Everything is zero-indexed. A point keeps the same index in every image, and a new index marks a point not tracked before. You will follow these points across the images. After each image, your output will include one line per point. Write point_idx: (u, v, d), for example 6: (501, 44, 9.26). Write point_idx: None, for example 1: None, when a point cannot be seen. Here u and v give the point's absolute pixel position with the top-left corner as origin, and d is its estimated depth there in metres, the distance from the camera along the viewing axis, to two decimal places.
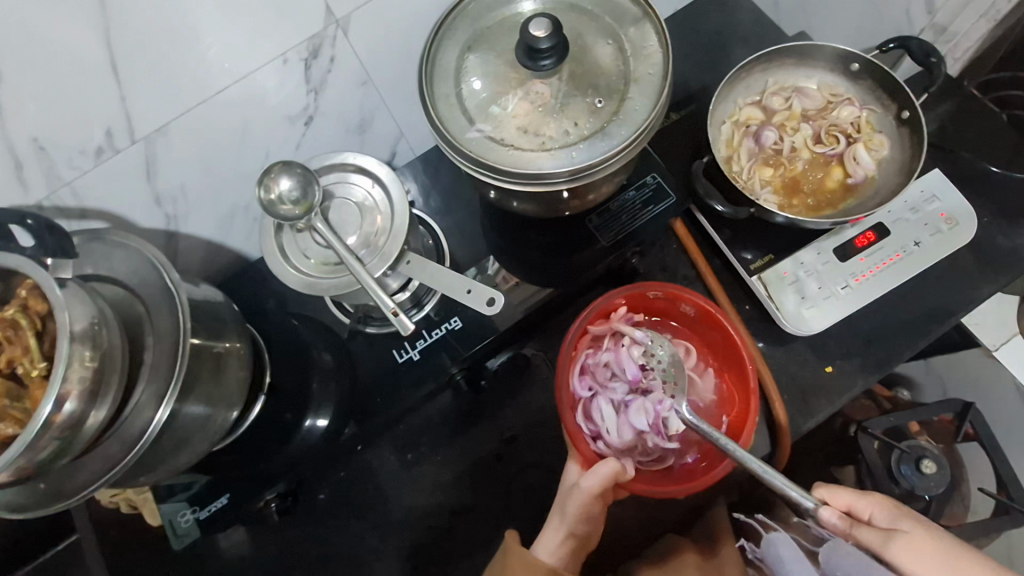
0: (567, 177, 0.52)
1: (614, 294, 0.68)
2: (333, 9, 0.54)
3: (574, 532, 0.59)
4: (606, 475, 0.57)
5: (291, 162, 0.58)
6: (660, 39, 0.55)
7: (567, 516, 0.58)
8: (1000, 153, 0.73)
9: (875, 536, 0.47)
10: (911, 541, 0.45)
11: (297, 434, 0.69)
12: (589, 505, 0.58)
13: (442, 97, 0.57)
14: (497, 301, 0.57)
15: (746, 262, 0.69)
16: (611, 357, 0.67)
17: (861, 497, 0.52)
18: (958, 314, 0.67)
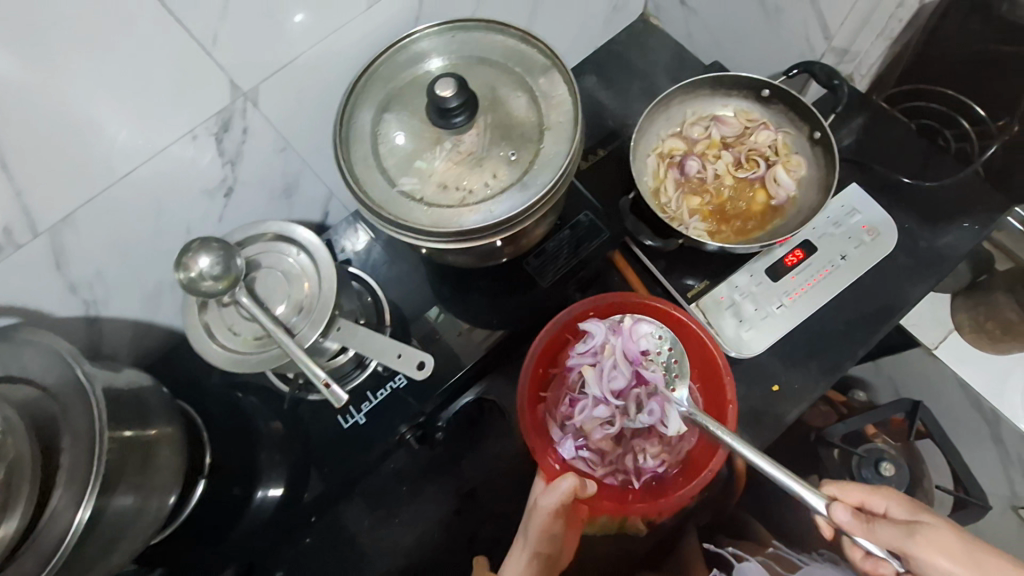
0: (489, 232, 0.53)
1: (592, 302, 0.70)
2: (238, 82, 0.53)
3: (540, 551, 0.58)
4: (565, 491, 0.58)
5: (209, 238, 0.57)
6: (569, 87, 0.56)
7: (529, 537, 0.58)
8: (909, 166, 0.77)
9: (895, 533, 0.49)
10: (934, 534, 0.48)
11: (250, 508, 0.67)
12: (551, 524, 0.58)
13: (359, 160, 0.56)
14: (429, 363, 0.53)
15: (686, 289, 0.70)
16: (611, 343, 0.67)
17: (874, 493, 0.54)
18: (894, 318, 0.68)
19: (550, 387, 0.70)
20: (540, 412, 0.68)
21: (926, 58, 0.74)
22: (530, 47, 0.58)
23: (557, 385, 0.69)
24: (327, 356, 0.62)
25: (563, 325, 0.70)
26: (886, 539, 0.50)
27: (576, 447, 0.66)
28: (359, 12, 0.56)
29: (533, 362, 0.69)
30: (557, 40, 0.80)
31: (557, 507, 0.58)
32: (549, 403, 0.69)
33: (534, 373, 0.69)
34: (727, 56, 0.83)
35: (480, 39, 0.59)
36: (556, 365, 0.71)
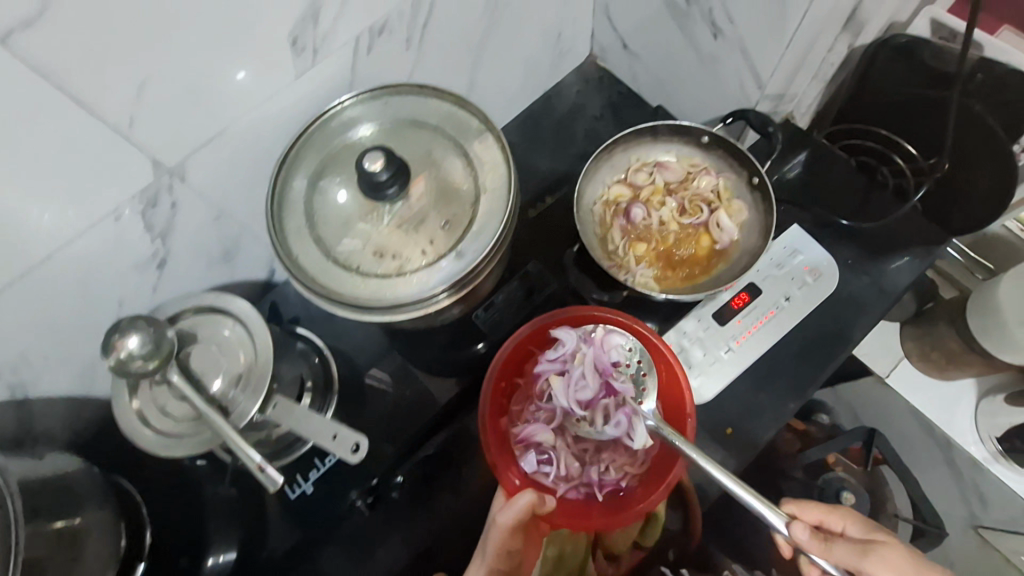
0: (424, 302, 0.52)
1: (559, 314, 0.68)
2: (161, 158, 0.51)
3: (496, 569, 0.58)
4: (523, 507, 0.57)
5: (138, 318, 0.55)
6: (502, 151, 0.56)
7: (485, 555, 0.57)
8: (838, 208, 0.78)
9: (850, 553, 0.49)
10: (889, 557, 0.48)
11: None
12: (508, 541, 0.57)
13: (293, 230, 0.56)
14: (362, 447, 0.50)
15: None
16: (581, 351, 0.63)
17: (831, 512, 0.56)
18: (837, 358, 0.70)
19: (514, 398, 0.67)
20: (504, 424, 0.66)
21: (859, 99, 0.75)
22: (463, 111, 0.59)
23: (521, 397, 0.66)
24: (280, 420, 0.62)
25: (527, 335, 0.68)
26: (840, 556, 0.49)
27: (539, 460, 0.63)
28: (289, 81, 0.55)
29: (496, 374, 0.67)
30: (501, 90, 0.81)
31: (514, 523, 0.57)
32: (512, 414, 0.66)
33: (497, 385, 0.67)
34: (670, 99, 0.84)
35: (414, 103, 0.59)
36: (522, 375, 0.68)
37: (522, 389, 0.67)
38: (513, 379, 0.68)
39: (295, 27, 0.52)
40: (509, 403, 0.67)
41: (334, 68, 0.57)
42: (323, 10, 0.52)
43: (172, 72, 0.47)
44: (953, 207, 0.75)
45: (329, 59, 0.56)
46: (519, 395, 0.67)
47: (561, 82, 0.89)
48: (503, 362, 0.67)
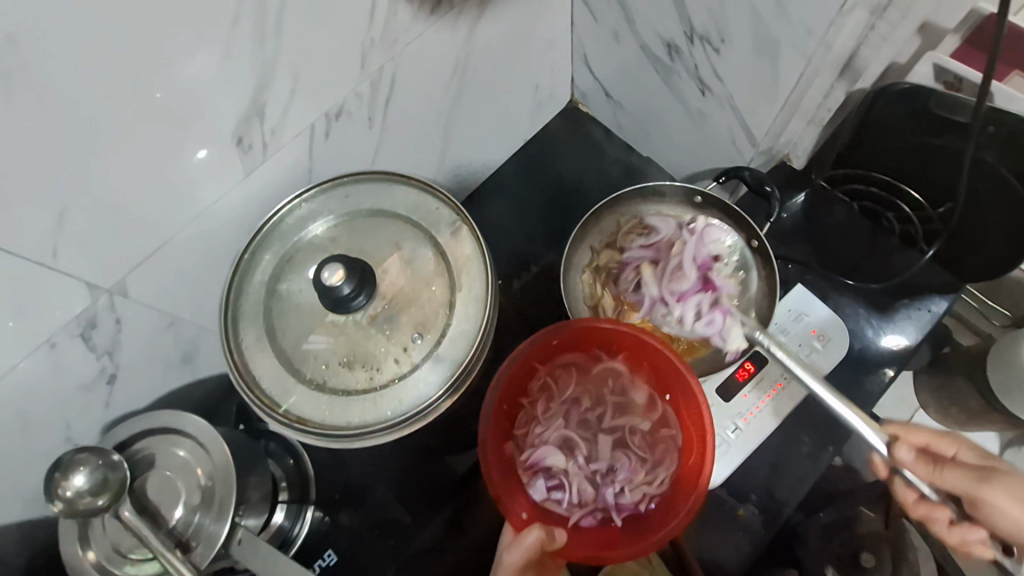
0: (400, 423, 0.47)
1: (563, 327, 0.59)
2: (97, 282, 0.47)
3: None
4: (531, 547, 0.51)
5: (83, 451, 0.50)
6: (476, 244, 0.52)
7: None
8: (837, 263, 0.73)
9: (964, 478, 0.46)
10: (1014, 485, 0.45)
11: None
12: None
13: (251, 345, 0.50)
14: None
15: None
16: (689, 238, 0.66)
17: (941, 436, 0.50)
18: (849, 430, 0.65)
19: (518, 420, 0.60)
20: (509, 449, 0.58)
21: (858, 144, 0.70)
22: (433, 199, 0.53)
23: (526, 420, 0.60)
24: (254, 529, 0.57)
25: (529, 352, 0.59)
26: (953, 482, 0.47)
27: (548, 487, 0.57)
28: (237, 182, 0.50)
29: (497, 398, 0.58)
30: (479, 147, 0.76)
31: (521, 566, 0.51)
32: (517, 439, 0.59)
33: (499, 412, 0.59)
34: (657, 148, 0.79)
35: (379, 192, 0.54)
36: (526, 394, 0.61)
37: (526, 412, 0.60)
38: (516, 399, 0.60)
39: (237, 128, 0.47)
40: (513, 426, 0.60)
41: (289, 160, 0.53)
42: (269, 105, 0.47)
43: (100, 195, 0.43)
44: (965, 255, 0.70)
45: (281, 152, 0.52)
46: (523, 418, 0.60)
47: (542, 131, 0.85)
48: (505, 382, 0.59)
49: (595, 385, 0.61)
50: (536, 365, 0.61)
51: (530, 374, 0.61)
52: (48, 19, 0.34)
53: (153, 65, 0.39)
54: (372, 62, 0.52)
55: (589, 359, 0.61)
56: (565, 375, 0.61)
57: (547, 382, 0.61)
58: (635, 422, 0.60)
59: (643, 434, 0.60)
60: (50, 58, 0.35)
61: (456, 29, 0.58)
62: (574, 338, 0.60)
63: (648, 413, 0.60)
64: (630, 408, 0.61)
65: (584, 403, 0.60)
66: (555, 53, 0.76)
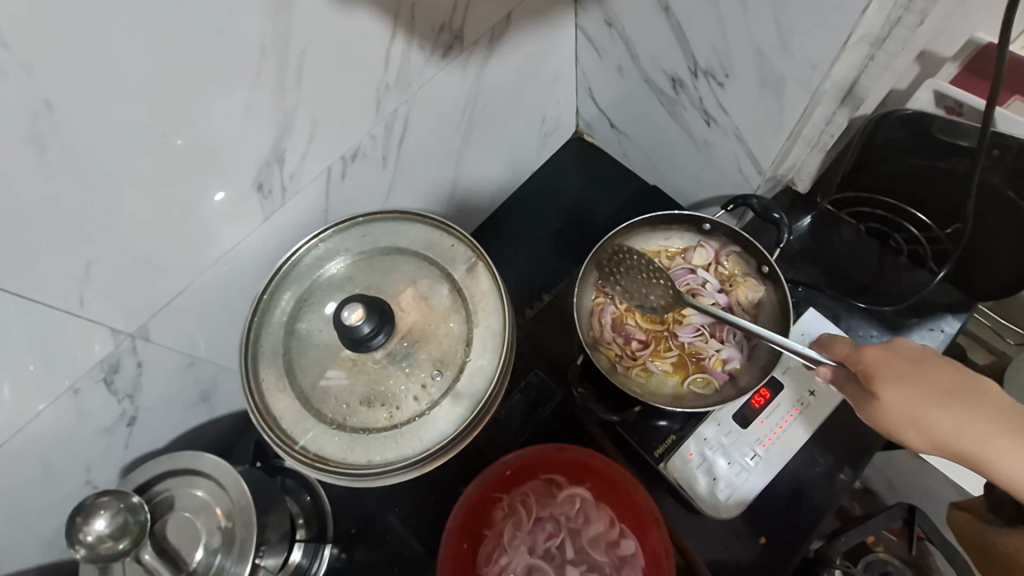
0: (420, 462, 0.47)
1: (517, 456, 0.59)
2: (121, 327, 0.48)
3: None
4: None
5: (104, 495, 0.49)
6: (493, 281, 0.52)
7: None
8: (847, 286, 0.73)
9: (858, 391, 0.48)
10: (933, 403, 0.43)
11: None
12: None
13: (269, 385, 0.50)
14: None
15: (660, 435, 0.63)
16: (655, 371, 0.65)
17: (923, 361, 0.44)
18: (870, 454, 0.65)
19: (481, 555, 0.56)
20: None
21: (861, 168, 0.72)
22: (448, 237, 0.54)
23: (488, 554, 0.55)
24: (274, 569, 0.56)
25: (485, 484, 0.58)
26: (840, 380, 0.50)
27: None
28: (257, 225, 0.52)
29: (456, 535, 0.56)
30: (488, 179, 0.77)
31: None
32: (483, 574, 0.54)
33: (458, 551, 0.55)
34: (663, 176, 0.81)
35: (392, 233, 0.55)
36: (489, 524, 0.57)
37: (488, 544, 0.56)
38: (479, 532, 0.57)
39: (259, 173, 0.48)
40: (478, 564, 0.56)
41: (306, 202, 0.54)
42: (288, 151, 0.49)
43: (126, 244, 0.44)
44: (974, 274, 0.72)
45: (299, 194, 0.53)
46: (486, 551, 0.55)
47: (549, 162, 0.86)
48: (466, 512, 0.57)
49: (556, 506, 0.57)
50: (496, 499, 0.58)
51: (492, 505, 0.58)
52: (85, 80, 0.35)
53: (177, 116, 0.40)
54: (387, 106, 0.54)
55: (549, 483, 0.58)
56: (525, 500, 0.57)
57: (509, 511, 0.57)
58: (597, 546, 0.55)
59: (610, 557, 0.55)
60: (79, 118, 0.36)
61: (466, 71, 0.60)
62: (531, 469, 0.59)
63: (610, 538, 0.55)
64: (591, 532, 0.55)
65: (545, 530, 0.56)
66: (561, 87, 0.78)
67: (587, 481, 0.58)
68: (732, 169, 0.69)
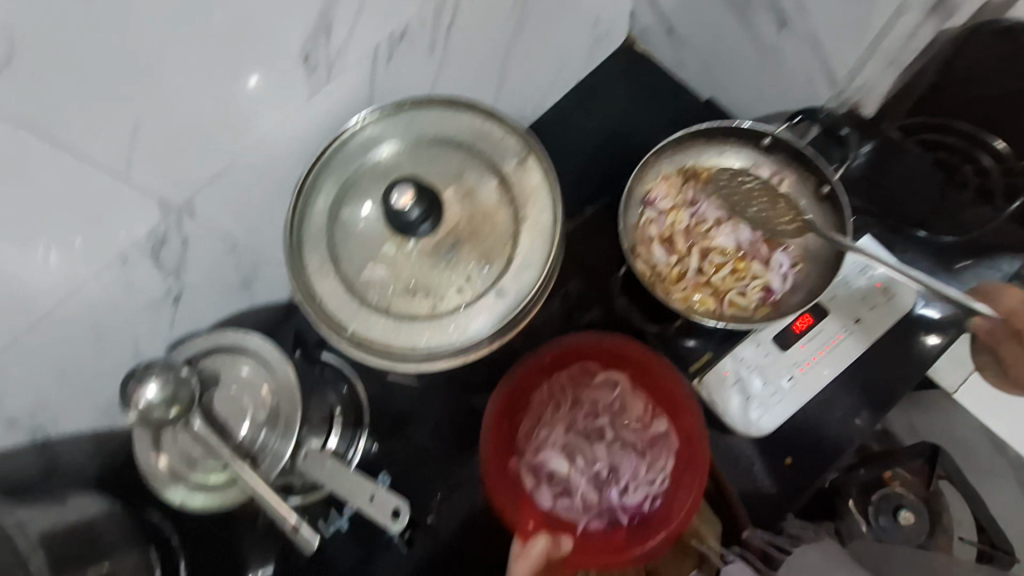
0: (465, 352, 0.47)
1: (553, 344, 0.60)
2: (168, 199, 0.46)
3: None
4: (535, 554, 0.53)
5: (155, 364, 0.51)
6: (545, 176, 0.50)
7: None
8: (908, 215, 0.71)
9: None
10: None
11: None
12: None
13: (315, 269, 0.50)
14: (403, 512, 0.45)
15: (690, 355, 0.64)
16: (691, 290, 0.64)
17: None
18: (911, 382, 0.64)
19: (518, 434, 0.59)
20: (513, 464, 0.57)
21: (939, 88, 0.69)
22: (499, 129, 0.52)
23: (528, 433, 0.58)
24: None
25: (525, 369, 0.60)
26: None
27: (553, 496, 0.56)
28: (303, 104, 0.50)
29: (494, 415, 0.58)
30: (535, 83, 0.73)
31: None
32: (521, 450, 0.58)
33: (497, 429, 0.58)
34: (720, 88, 0.76)
35: (444, 120, 0.53)
36: (526, 408, 0.59)
37: (527, 424, 0.59)
38: (516, 414, 0.59)
39: (306, 46, 0.46)
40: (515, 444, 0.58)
41: (353, 83, 0.52)
42: (336, 23, 0.46)
43: (170, 104, 0.42)
44: None
45: (346, 74, 0.51)
46: (525, 431, 0.59)
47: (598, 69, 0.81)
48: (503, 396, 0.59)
49: (593, 390, 0.60)
50: (534, 383, 0.60)
51: (530, 389, 0.60)
52: None
53: None
54: None
55: (584, 369, 0.60)
56: (565, 386, 0.60)
57: (547, 395, 0.59)
58: (631, 427, 0.58)
59: (643, 437, 0.58)
60: None
61: None
62: (566, 357, 0.61)
63: (643, 419, 0.58)
64: (627, 415, 0.59)
65: (585, 411, 0.59)
66: None
67: (625, 368, 0.60)
68: (818, 69, 0.63)
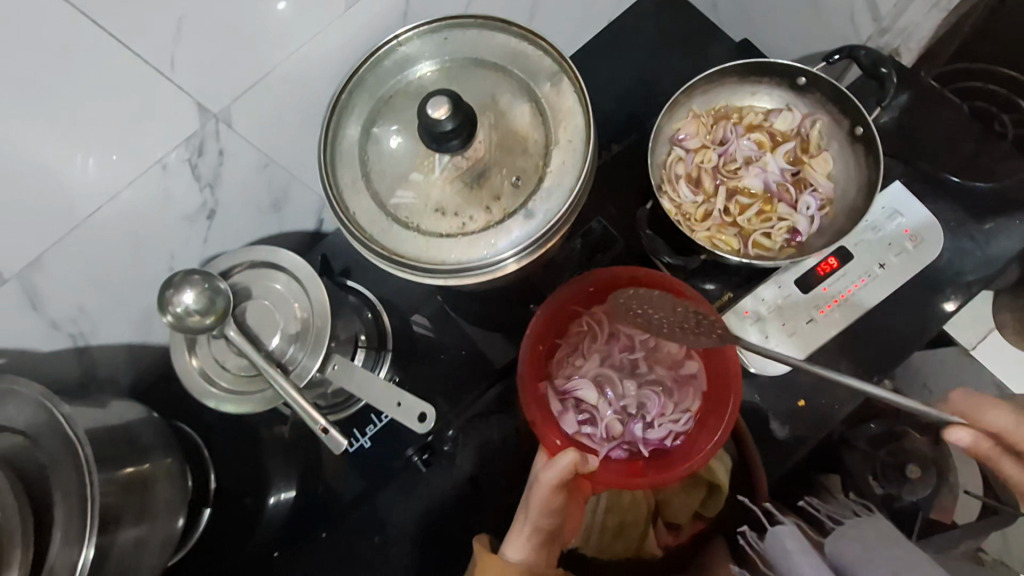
0: (492, 267, 0.48)
1: (596, 273, 0.62)
2: (206, 105, 0.48)
3: (540, 526, 0.56)
4: (564, 468, 0.54)
5: (192, 272, 0.53)
6: (578, 97, 0.50)
7: (529, 510, 0.55)
8: (950, 160, 0.68)
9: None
10: None
11: (264, 518, 0.67)
12: (549, 500, 0.55)
13: (348, 184, 0.51)
14: (429, 415, 0.49)
15: (710, 297, 0.65)
16: (716, 230, 0.64)
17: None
18: (935, 328, 0.64)
19: (554, 358, 0.63)
20: (544, 387, 0.61)
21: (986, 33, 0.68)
22: (534, 49, 0.52)
23: (563, 358, 0.63)
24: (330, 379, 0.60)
25: (569, 296, 0.63)
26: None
27: (579, 421, 0.60)
28: (338, 15, 0.50)
29: (534, 338, 0.62)
30: (567, 17, 0.72)
31: (556, 482, 0.54)
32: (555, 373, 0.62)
33: (533, 351, 0.62)
34: (757, 26, 0.75)
35: (478, 40, 0.53)
36: (562, 335, 0.64)
37: (563, 349, 0.63)
38: (552, 339, 0.64)
39: None
40: (548, 368, 0.63)
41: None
42: None
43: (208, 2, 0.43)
44: None
45: None
46: (560, 356, 0.63)
47: None
48: (543, 321, 0.63)
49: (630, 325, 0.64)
50: (574, 311, 0.64)
51: (569, 317, 0.65)
52: None
53: None
54: None
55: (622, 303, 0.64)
56: (603, 317, 0.64)
57: (585, 326, 0.64)
58: (666, 364, 0.63)
59: (675, 374, 0.63)
60: None
61: None
62: (607, 289, 0.64)
63: (679, 358, 0.63)
64: (664, 353, 0.63)
65: (621, 343, 0.63)
66: None
67: None
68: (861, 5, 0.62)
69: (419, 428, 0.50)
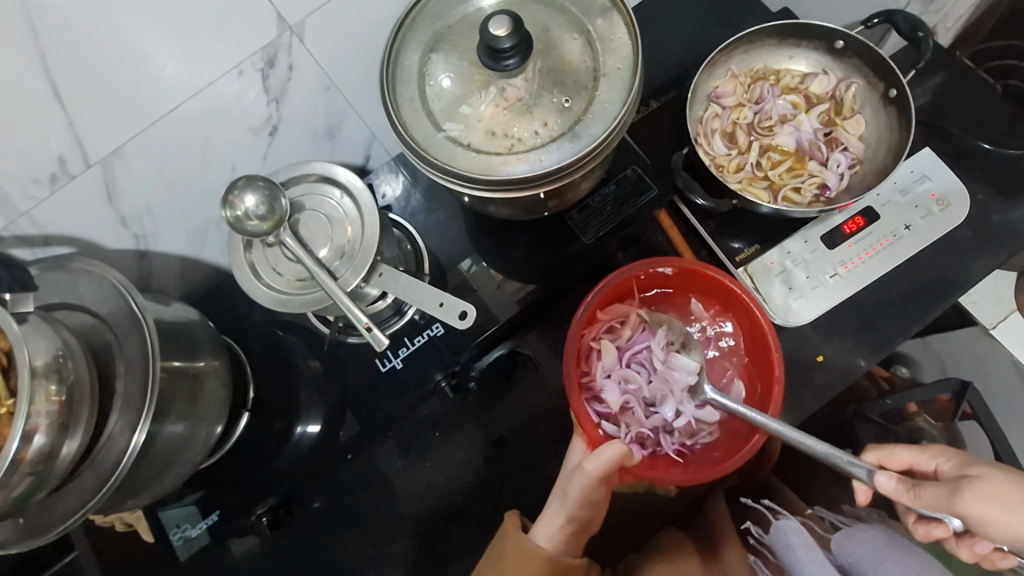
0: (535, 182, 0.51)
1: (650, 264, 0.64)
2: (284, 16, 0.52)
3: (575, 516, 0.57)
4: (611, 459, 0.56)
5: (254, 177, 0.56)
6: (629, 31, 0.53)
7: (568, 500, 0.57)
8: (990, 130, 0.70)
9: (939, 493, 0.46)
10: (987, 487, 0.44)
11: (290, 442, 0.71)
12: (590, 491, 0.57)
13: (406, 101, 0.54)
14: (470, 313, 0.55)
15: (733, 253, 0.68)
16: (748, 181, 0.66)
17: (923, 452, 0.51)
18: (958, 291, 0.65)
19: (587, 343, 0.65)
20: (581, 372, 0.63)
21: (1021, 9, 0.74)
22: None
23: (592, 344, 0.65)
24: (369, 300, 0.62)
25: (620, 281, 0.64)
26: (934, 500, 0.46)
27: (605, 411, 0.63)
28: None
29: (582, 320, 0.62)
30: None
31: (599, 475, 0.56)
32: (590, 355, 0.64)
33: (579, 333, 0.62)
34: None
35: None
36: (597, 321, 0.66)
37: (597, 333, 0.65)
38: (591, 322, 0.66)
39: None
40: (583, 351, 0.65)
41: None
42: None
43: None
44: None
45: None
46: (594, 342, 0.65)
47: None
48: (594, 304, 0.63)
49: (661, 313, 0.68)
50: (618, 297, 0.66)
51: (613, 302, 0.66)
52: None
53: None
54: None
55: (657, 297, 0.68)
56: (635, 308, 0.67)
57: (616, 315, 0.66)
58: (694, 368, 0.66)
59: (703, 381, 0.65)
60: None
61: None
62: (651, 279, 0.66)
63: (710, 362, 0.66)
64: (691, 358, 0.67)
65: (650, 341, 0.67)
66: None
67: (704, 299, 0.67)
68: None
69: (459, 326, 0.56)
